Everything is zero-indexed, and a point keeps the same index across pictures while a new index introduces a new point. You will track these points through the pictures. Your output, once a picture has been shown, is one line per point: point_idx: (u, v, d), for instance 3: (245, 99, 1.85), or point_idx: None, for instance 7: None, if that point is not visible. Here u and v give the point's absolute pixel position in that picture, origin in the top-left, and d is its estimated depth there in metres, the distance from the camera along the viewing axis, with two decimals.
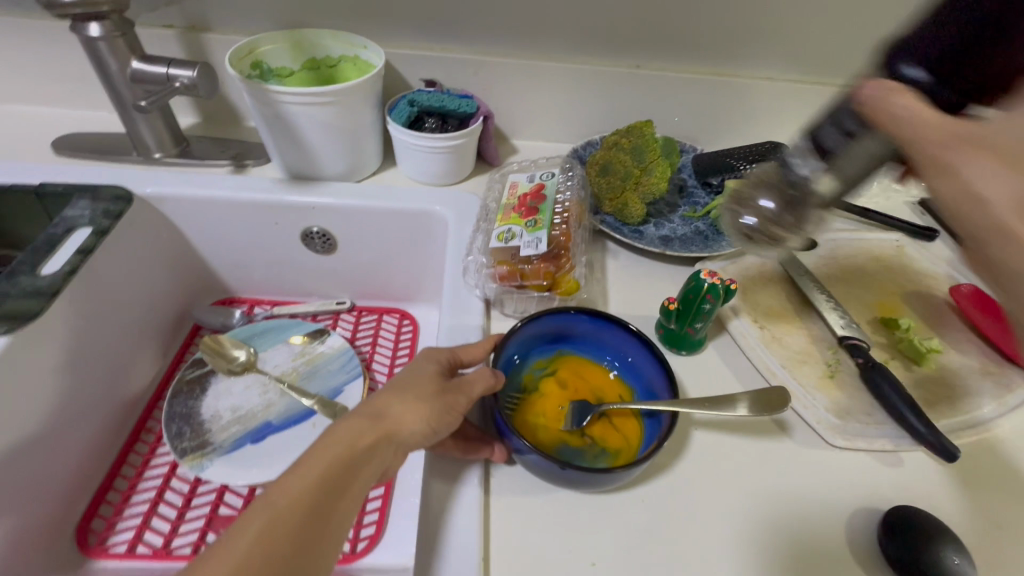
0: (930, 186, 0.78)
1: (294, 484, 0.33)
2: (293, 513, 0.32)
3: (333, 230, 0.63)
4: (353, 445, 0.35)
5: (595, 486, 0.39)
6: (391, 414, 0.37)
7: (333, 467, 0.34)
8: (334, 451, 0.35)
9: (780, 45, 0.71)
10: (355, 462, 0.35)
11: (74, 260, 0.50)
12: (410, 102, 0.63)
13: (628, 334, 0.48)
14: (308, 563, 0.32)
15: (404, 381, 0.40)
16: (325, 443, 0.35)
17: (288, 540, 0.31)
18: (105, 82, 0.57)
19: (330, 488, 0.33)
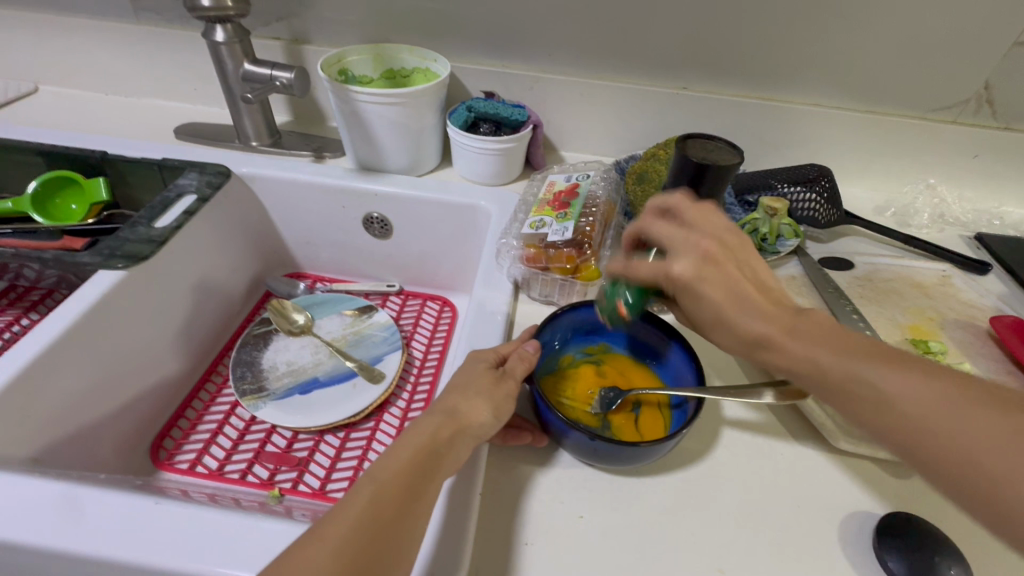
0: (988, 223, 0.76)
1: (390, 464, 0.34)
2: (392, 491, 0.32)
3: (391, 217, 0.71)
4: (434, 436, 0.36)
5: (640, 459, 0.39)
6: (460, 411, 0.38)
7: (418, 454, 0.35)
8: (416, 438, 0.36)
9: (828, 73, 0.72)
10: (438, 449, 0.35)
11: (181, 219, 0.60)
12: (467, 108, 0.70)
13: (662, 328, 0.46)
14: (405, 534, 0.32)
15: (460, 382, 0.40)
16: (409, 433, 0.36)
17: (390, 511, 0.32)
18: (222, 80, 0.69)
19: (419, 471, 0.34)
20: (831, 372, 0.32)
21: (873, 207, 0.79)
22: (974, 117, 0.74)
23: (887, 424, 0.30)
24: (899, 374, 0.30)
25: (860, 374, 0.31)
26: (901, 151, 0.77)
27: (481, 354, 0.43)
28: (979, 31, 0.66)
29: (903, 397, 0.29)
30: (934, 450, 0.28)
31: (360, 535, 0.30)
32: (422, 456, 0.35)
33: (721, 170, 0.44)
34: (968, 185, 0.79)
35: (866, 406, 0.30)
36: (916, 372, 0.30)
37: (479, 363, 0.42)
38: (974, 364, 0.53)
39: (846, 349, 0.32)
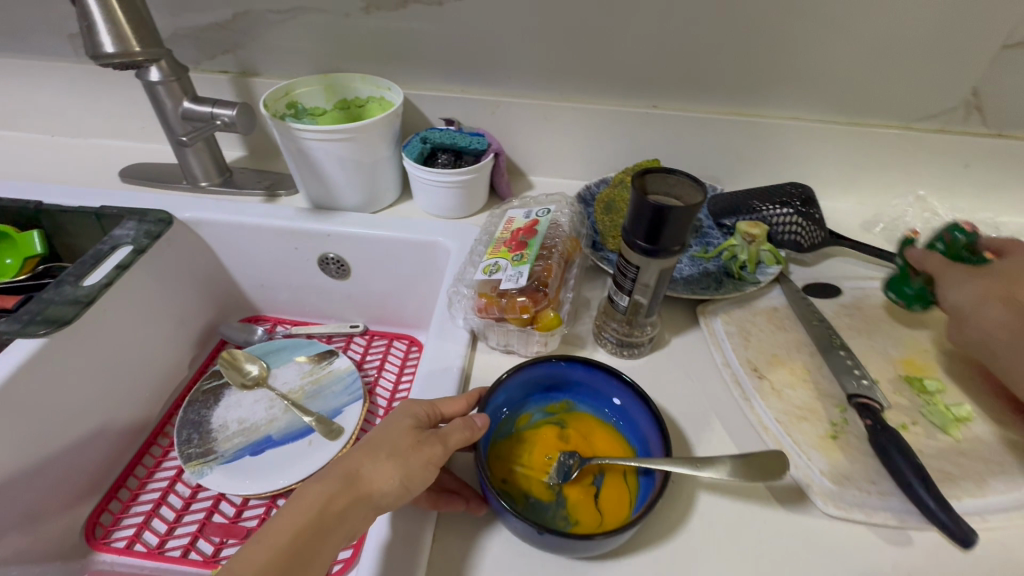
0: (984, 235, 0.71)
1: (258, 551, 0.30)
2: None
3: (347, 257, 0.67)
4: (320, 511, 0.32)
5: (592, 548, 0.34)
6: (363, 475, 0.33)
7: (298, 537, 0.31)
8: (298, 516, 0.31)
9: (807, 84, 0.68)
10: (319, 531, 0.31)
11: (111, 274, 0.55)
12: (422, 139, 0.66)
13: (624, 383, 0.42)
14: None
15: (375, 440, 0.35)
16: (293, 503, 0.32)
17: None
18: (161, 119, 0.65)
19: (293, 560, 0.30)
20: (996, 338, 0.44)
21: (861, 223, 0.74)
22: (963, 124, 0.69)
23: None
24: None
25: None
26: (888, 163, 0.73)
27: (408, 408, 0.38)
28: (963, 35, 0.62)
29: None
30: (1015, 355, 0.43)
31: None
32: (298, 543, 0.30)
33: (684, 212, 0.40)
34: (961, 194, 0.74)
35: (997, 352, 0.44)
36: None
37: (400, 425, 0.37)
38: (976, 403, 0.49)
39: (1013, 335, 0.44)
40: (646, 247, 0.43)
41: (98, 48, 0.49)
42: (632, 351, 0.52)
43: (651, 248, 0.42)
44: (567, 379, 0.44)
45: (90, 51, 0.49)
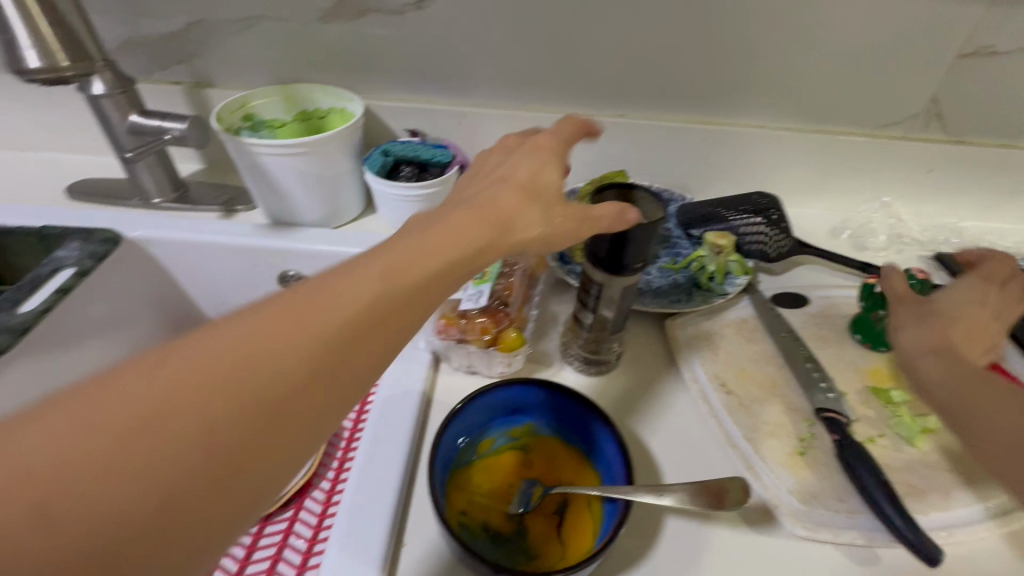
0: (948, 240, 0.72)
1: (210, 386, 0.23)
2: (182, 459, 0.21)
3: (308, 274, 0.64)
4: (303, 349, 0.25)
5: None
6: (354, 301, 0.26)
7: (279, 371, 0.24)
8: (265, 355, 0.24)
9: (772, 93, 0.68)
10: (305, 374, 0.25)
11: (50, 299, 0.52)
12: (384, 152, 0.64)
13: (586, 408, 0.40)
14: (226, 499, 0.23)
15: (363, 264, 0.28)
16: (257, 343, 0.24)
17: (199, 472, 0.22)
18: (108, 133, 0.62)
19: (271, 406, 0.24)
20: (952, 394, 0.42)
21: (829, 229, 0.74)
22: (924, 131, 0.70)
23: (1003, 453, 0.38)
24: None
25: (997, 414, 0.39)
26: (854, 170, 0.73)
27: (422, 259, 0.29)
28: (923, 44, 0.63)
29: (982, 425, 0.40)
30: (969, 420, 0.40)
31: (93, 516, 0.20)
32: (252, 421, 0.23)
33: (644, 230, 0.39)
34: (924, 200, 0.75)
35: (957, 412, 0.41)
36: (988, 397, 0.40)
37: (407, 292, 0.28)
38: None
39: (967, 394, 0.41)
40: (608, 264, 0.42)
41: (21, 64, 0.46)
42: (598, 369, 0.51)
43: (612, 264, 0.42)
44: (529, 403, 0.42)
45: (16, 67, 0.46)
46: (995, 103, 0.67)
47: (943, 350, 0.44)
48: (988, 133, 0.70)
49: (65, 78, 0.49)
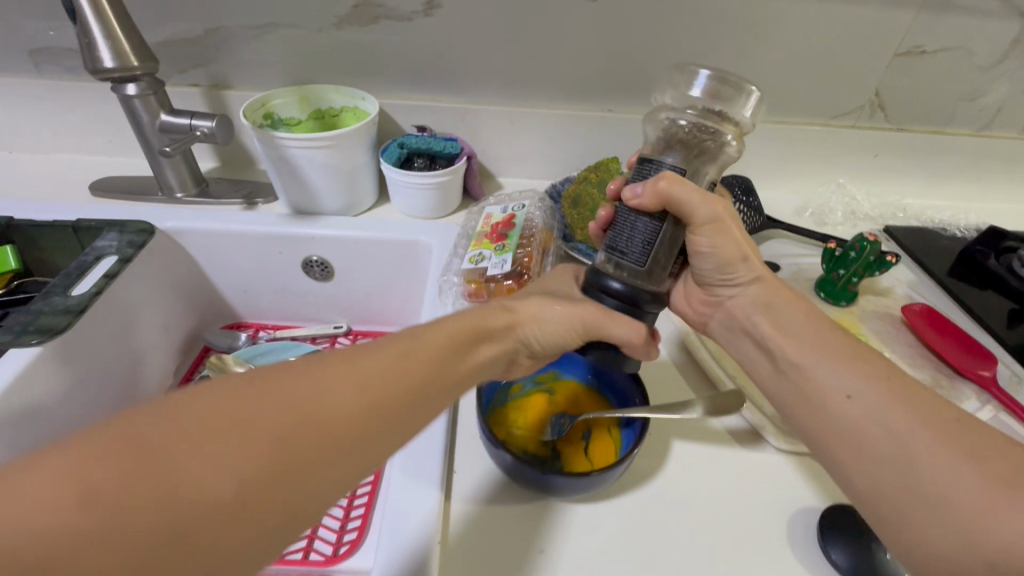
0: (894, 215, 0.83)
1: (351, 373, 0.31)
2: (252, 459, 0.26)
3: (331, 259, 0.70)
4: (405, 377, 0.33)
5: (593, 483, 0.40)
6: (460, 359, 0.37)
7: (387, 389, 0.32)
8: (387, 373, 0.32)
9: (741, 89, 0.77)
10: (399, 402, 0.32)
11: (100, 283, 0.57)
12: (400, 144, 0.70)
13: None
14: (322, 476, 0.28)
15: (465, 334, 0.39)
16: (368, 365, 0.32)
17: (318, 444, 0.28)
18: (137, 131, 0.66)
19: (377, 413, 0.31)
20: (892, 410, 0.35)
21: (793, 208, 0.84)
22: (870, 120, 0.81)
23: (855, 445, 0.36)
24: (897, 422, 0.35)
25: (826, 377, 0.38)
26: (813, 155, 0.83)
27: (416, 358, 0.34)
28: (865, 45, 0.73)
29: (859, 409, 0.36)
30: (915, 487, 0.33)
31: (237, 447, 0.26)
32: (308, 438, 0.28)
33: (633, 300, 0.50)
34: (873, 181, 0.86)
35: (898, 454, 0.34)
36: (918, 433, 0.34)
37: (404, 386, 0.33)
38: (893, 352, 0.58)
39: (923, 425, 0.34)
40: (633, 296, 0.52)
41: (98, 62, 0.58)
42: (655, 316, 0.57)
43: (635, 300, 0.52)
44: None
45: (93, 65, 0.58)
46: (928, 95, 0.78)
47: (726, 269, 0.45)
48: (924, 121, 0.81)
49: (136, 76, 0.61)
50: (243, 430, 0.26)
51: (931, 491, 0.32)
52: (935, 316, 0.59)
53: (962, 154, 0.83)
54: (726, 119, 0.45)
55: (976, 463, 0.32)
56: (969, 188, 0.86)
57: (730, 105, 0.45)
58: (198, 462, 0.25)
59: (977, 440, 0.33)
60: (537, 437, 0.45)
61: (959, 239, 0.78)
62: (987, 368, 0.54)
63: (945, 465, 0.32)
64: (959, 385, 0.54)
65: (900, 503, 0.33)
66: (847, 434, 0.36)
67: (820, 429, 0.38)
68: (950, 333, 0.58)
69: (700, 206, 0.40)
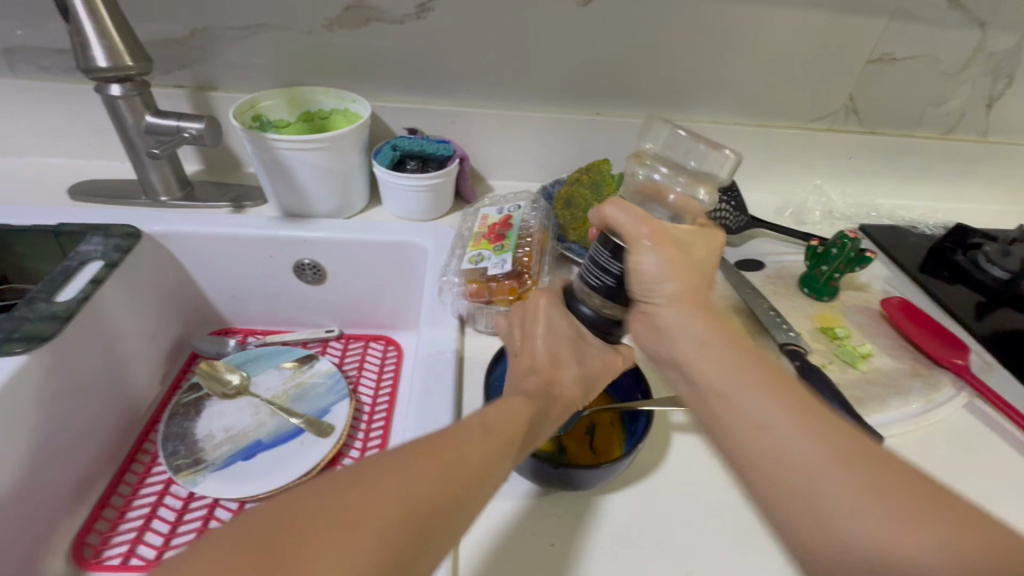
0: (867, 214, 0.87)
1: (449, 447, 0.32)
2: (366, 543, 0.26)
3: (323, 262, 0.69)
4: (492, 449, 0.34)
5: (602, 476, 0.41)
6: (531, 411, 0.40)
7: (480, 462, 0.33)
8: (481, 444, 0.34)
9: (724, 92, 0.80)
10: (487, 473, 0.33)
11: (86, 288, 0.56)
12: (392, 147, 0.70)
13: None
14: (420, 551, 0.29)
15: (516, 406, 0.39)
16: (458, 443, 0.33)
17: (420, 521, 0.29)
18: (122, 133, 0.64)
19: (470, 484, 0.32)
20: (788, 405, 0.33)
21: (774, 208, 0.87)
22: (844, 124, 0.84)
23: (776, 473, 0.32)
24: (834, 464, 0.30)
25: (750, 408, 0.34)
26: (792, 157, 0.86)
27: (492, 434, 0.35)
28: (838, 52, 0.76)
29: (773, 439, 0.32)
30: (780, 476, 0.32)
31: (356, 536, 0.26)
32: (413, 518, 0.28)
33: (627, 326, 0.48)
34: (848, 182, 0.89)
35: (765, 457, 0.32)
36: (797, 425, 0.32)
37: (485, 463, 0.33)
38: (874, 344, 0.61)
39: (786, 408, 0.33)
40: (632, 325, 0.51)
41: (91, 62, 0.57)
42: None
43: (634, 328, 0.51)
44: None
45: (83, 65, 0.57)
46: (897, 100, 0.82)
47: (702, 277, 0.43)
48: (894, 124, 0.85)
49: (126, 78, 0.60)
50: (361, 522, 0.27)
51: (841, 520, 0.29)
52: (910, 309, 0.62)
53: (929, 156, 0.87)
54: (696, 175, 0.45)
55: (863, 475, 0.30)
56: (935, 188, 0.90)
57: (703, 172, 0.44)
58: (329, 559, 0.25)
59: (877, 465, 0.30)
60: None
61: (928, 236, 0.82)
62: (960, 355, 0.57)
63: (854, 498, 0.29)
64: (936, 373, 0.57)
65: (841, 558, 0.29)
66: (768, 452, 0.32)
67: (740, 455, 0.34)
68: (925, 324, 0.61)
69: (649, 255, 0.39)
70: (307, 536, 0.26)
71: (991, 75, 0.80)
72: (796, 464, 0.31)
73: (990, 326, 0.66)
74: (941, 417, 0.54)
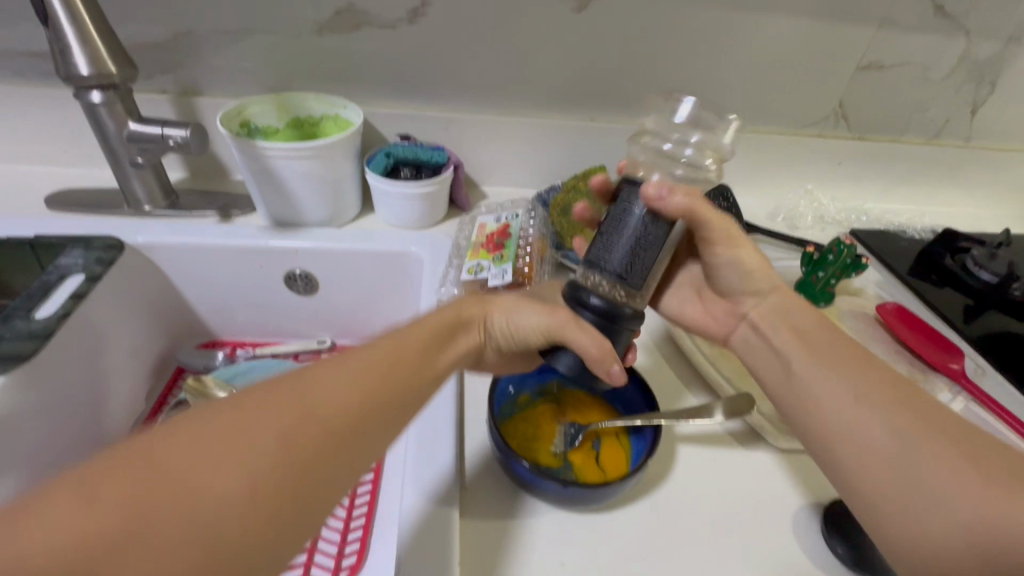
0: (857, 219, 0.88)
1: (349, 370, 0.35)
2: (257, 453, 0.29)
3: (315, 272, 0.67)
4: (391, 365, 0.36)
5: (611, 493, 0.41)
6: (448, 346, 0.41)
7: (379, 381, 0.35)
8: (381, 360, 0.36)
9: (717, 98, 0.79)
10: (390, 394, 0.35)
11: (68, 304, 0.54)
12: (386, 154, 0.69)
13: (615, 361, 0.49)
14: (327, 475, 0.31)
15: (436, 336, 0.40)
16: (358, 366, 0.35)
17: (317, 446, 0.31)
18: (103, 141, 0.62)
19: (373, 409, 0.34)
20: (892, 404, 0.38)
21: (766, 213, 0.87)
22: (834, 130, 0.85)
23: (852, 445, 0.37)
24: (940, 464, 0.34)
25: (826, 393, 0.40)
26: (785, 163, 0.86)
27: (403, 354, 0.37)
28: (828, 60, 0.77)
29: (861, 440, 0.37)
30: (889, 479, 0.35)
31: (238, 466, 0.28)
32: (311, 442, 0.31)
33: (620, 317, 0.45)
34: (839, 187, 0.90)
35: (863, 454, 0.37)
36: (883, 417, 0.37)
37: (394, 388, 0.36)
38: (871, 350, 0.61)
39: (875, 403, 0.38)
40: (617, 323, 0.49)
41: (71, 68, 0.55)
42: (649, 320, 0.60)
43: None
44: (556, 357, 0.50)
45: (64, 73, 0.55)
46: (885, 107, 0.83)
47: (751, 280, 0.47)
48: (883, 130, 0.86)
49: (107, 85, 0.58)
50: (255, 449, 0.29)
51: (927, 515, 0.33)
52: (905, 314, 0.63)
53: (917, 162, 0.88)
54: (705, 145, 0.46)
55: (992, 489, 0.32)
56: (922, 192, 0.92)
57: (708, 130, 0.47)
58: (204, 491, 0.27)
59: (1011, 479, 0.33)
60: (549, 447, 0.45)
61: (917, 240, 0.83)
62: (956, 360, 0.58)
63: (957, 484, 0.33)
64: (932, 378, 0.58)
65: (926, 544, 0.33)
66: (853, 445, 0.37)
67: (840, 463, 0.38)
68: (921, 329, 0.61)
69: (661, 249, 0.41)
70: (179, 447, 0.28)
71: (974, 80, 0.81)
72: (884, 450, 0.36)
73: (980, 329, 0.67)
74: None
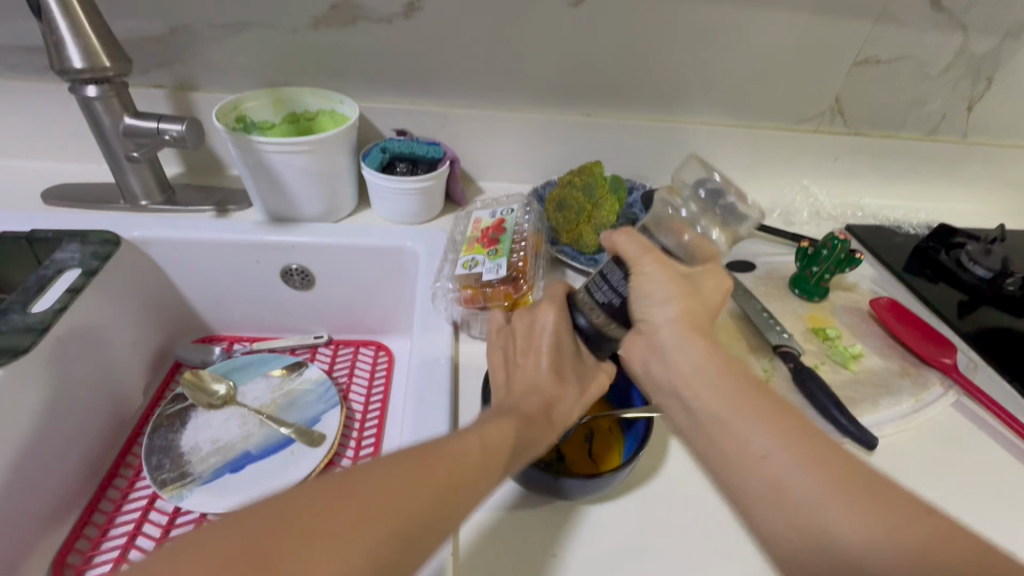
0: (853, 215, 0.88)
1: (442, 454, 0.33)
2: (332, 557, 0.26)
3: (311, 267, 0.67)
4: (471, 458, 0.34)
5: (603, 485, 0.41)
6: (541, 411, 0.41)
7: (463, 465, 0.34)
8: (468, 451, 0.35)
9: (714, 94, 0.80)
10: (462, 477, 0.33)
11: (64, 298, 0.54)
12: (382, 149, 0.70)
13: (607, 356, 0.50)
14: (399, 561, 0.29)
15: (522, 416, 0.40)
16: (448, 456, 0.33)
17: (401, 530, 0.29)
18: (99, 136, 0.62)
19: (437, 501, 0.31)
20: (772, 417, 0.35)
21: (762, 209, 0.87)
22: (831, 126, 0.85)
23: (768, 489, 0.33)
24: (830, 488, 0.32)
25: (748, 437, 0.35)
26: (782, 158, 0.86)
27: (488, 447, 0.36)
28: (824, 56, 0.77)
29: (777, 468, 0.33)
30: (779, 500, 0.33)
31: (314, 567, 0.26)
32: (392, 535, 0.29)
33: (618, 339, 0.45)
34: (835, 183, 0.90)
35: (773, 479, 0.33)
36: (776, 427, 0.34)
37: (476, 472, 0.34)
38: (864, 344, 0.61)
39: (769, 418, 0.35)
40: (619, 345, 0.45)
41: (66, 62, 0.55)
42: None
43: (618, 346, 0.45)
44: None
45: (59, 67, 0.55)
46: (881, 102, 0.83)
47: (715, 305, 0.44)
48: (879, 126, 0.86)
49: (103, 79, 0.58)
50: (333, 555, 0.26)
51: (824, 536, 0.31)
52: (899, 309, 0.63)
53: (914, 158, 0.88)
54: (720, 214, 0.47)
55: (867, 506, 0.31)
56: (919, 188, 0.92)
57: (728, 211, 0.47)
58: None
59: (877, 488, 0.31)
60: None
61: (912, 236, 0.83)
62: (948, 354, 0.58)
63: (831, 505, 0.31)
64: (925, 372, 0.58)
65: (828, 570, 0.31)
66: (750, 465, 0.34)
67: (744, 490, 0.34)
68: (914, 324, 0.61)
69: (655, 284, 0.40)
70: (254, 532, 0.26)
71: (970, 76, 0.81)
72: (781, 471, 0.33)
73: (974, 324, 0.68)
74: (932, 415, 0.55)
